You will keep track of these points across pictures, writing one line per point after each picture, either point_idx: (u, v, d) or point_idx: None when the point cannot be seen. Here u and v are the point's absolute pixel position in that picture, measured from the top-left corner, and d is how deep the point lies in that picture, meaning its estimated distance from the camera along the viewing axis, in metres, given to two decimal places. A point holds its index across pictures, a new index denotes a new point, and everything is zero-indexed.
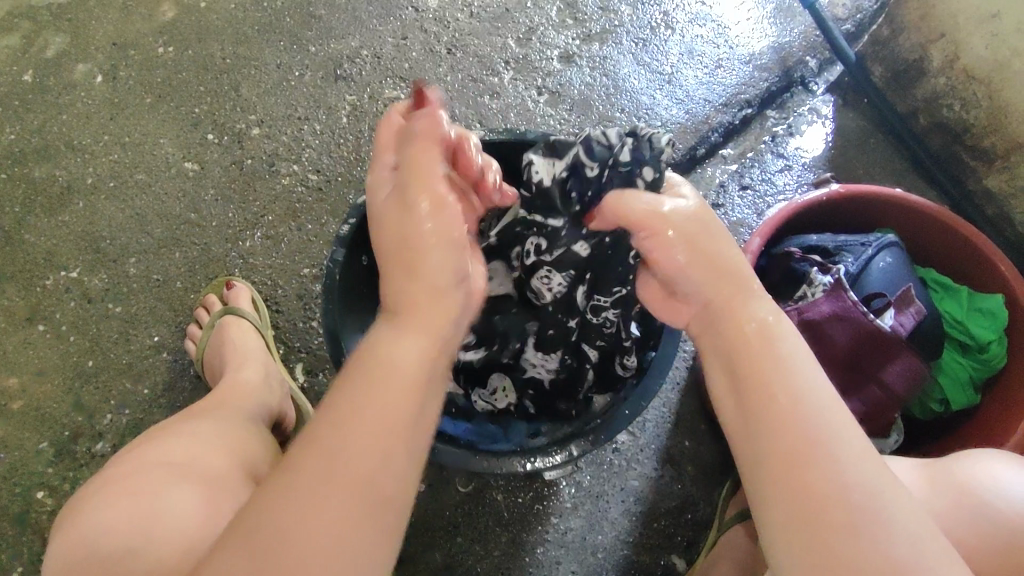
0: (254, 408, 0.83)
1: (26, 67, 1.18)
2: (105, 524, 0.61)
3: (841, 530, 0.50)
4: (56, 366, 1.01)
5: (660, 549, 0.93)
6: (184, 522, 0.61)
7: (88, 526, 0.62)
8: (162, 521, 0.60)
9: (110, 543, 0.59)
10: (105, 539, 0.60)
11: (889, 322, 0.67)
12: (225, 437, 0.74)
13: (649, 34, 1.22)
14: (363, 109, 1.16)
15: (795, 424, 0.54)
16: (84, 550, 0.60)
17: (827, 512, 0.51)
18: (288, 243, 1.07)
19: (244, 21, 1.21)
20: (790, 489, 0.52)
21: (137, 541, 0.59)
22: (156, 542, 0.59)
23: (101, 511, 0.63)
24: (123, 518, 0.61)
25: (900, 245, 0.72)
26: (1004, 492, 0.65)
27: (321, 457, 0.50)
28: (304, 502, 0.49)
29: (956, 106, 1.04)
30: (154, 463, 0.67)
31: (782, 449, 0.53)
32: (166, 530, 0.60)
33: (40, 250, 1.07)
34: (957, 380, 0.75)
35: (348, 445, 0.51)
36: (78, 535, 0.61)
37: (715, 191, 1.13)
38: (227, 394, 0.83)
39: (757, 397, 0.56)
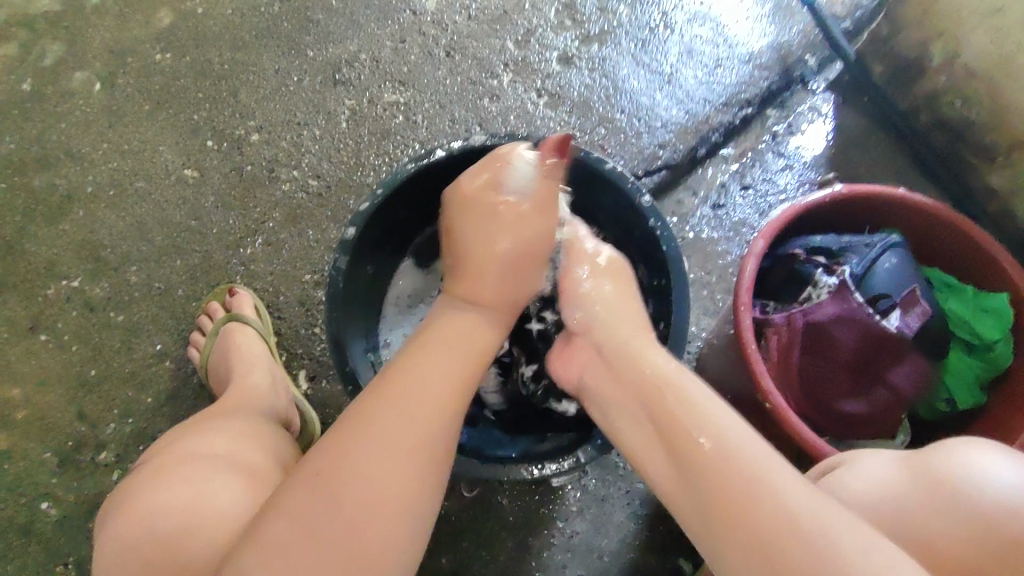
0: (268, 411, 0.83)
1: (23, 75, 1.18)
2: (163, 507, 0.60)
3: (777, 544, 0.50)
4: (58, 376, 1.00)
5: (666, 552, 0.93)
6: (239, 502, 0.60)
7: (150, 505, 0.61)
8: (212, 508, 0.59)
9: (168, 522, 0.59)
10: (165, 518, 0.59)
11: (892, 322, 0.65)
12: (259, 434, 0.75)
13: (648, 34, 1.21)
14: (362, 113, 1.15)
15: (729, 481, 0.54)
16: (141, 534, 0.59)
17: (770, 540, 0.50)
18: (289, 250, 1.07)
19: (242, 27, 1.21)
20: (740, 538, 0.52)
21: (184, 526, 0.58)
22: (214, 521, 0.58)
23: (159, 494, 0.62)
24: (174, 502, 0.60)
25: (903, 244, 0.71)
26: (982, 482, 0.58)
27: (352, 480, 0.53)
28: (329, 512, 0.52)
29: (958, 103, 1.03)
30: (199, 452, 0.67)
31: (712, 494, 0.54)
32: (224, 509, 0.59)
33: (42, 260, 1.06)
34: (964, 380, 0.75)
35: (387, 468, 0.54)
36: (138, 515, 0.60)
37: (716, 191, 1.13)
38: (236, 400, 0.82)
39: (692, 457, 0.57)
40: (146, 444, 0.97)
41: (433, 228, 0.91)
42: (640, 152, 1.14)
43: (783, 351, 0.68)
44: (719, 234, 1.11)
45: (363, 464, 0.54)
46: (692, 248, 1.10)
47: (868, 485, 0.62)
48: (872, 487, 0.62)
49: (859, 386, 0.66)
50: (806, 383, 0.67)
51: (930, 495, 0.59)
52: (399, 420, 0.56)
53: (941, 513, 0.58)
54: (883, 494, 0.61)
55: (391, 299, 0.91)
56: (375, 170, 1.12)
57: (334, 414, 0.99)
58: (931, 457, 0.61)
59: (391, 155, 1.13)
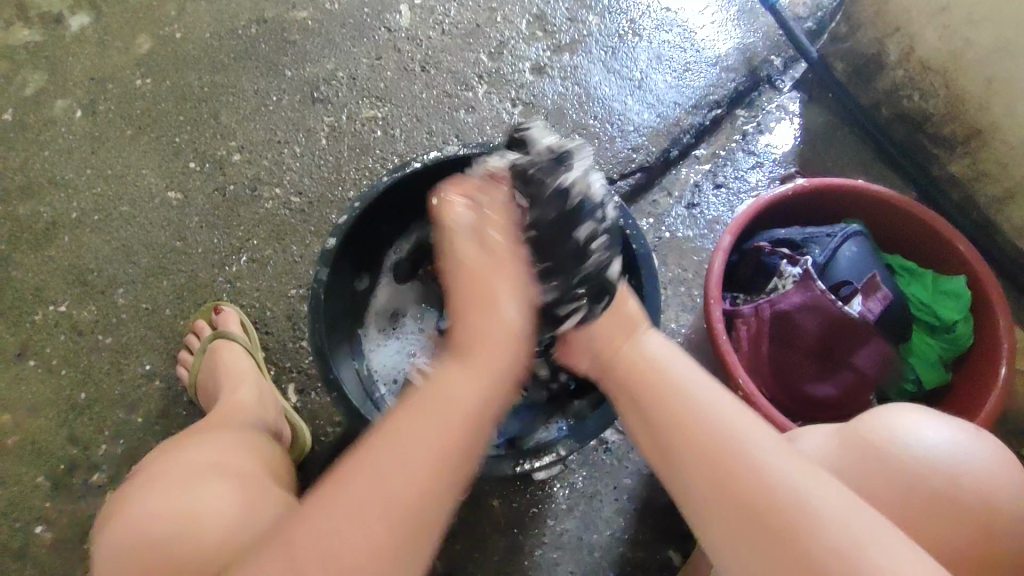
0: (257, 423, 0.85)
1: (5, 105, 1.19)
2: (155, 507, 0.61)
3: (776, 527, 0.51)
4: (49, 400, 1.02)
5: (654, 545, 0.94)
6: (220, 505, 0.61)
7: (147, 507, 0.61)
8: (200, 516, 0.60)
9: (158, 525, 0.60)
10: (156, 521, 0.60)
11: (856, 306, 0.69)
12: (246, 440, 0.77)
13: (617, 42, 1.24)
14: (342, 129, 1.18)
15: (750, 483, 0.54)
16: (136, 532, 0.60)
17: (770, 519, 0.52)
18: (274, 266, 1.09)
19: (219, 50, 1.23)
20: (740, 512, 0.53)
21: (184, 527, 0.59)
22: (197, 529, 0.59)
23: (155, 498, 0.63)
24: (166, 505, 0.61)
25: (865, 234, 0.75)
26: (925, 447, 0.61)
27: (374, 480, 0.52)
28: (345, 526, 0.50)
29: (916, 96, 1.07)
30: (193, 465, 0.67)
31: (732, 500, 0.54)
32: (208, 516, 0.60)
33: (29, 287, 1.08)
34: (926, 359, 0.75)
35: (395, 468, 0.53)
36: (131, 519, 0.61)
37: (690, 191, 1.16)
38: (222, 419, 0.84)
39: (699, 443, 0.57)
40: (138, 464, 0.99)
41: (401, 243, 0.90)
42: (615, 156, 1.17)
43: (752, 343, 0.72)
44: (695, 232, 1.14)
45: (386, 500, 0.52)
46: (669, 247, 1.13)
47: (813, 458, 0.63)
48: (816, 458, 0.63)
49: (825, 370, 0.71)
50: (778, 371, 0.72)
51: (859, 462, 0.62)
52: (413, 436, 0.55)
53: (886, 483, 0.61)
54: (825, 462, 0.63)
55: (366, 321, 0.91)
56: (356, 185, 1.14)
57: (324, 425, 1.01)
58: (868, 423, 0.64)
59: (371, 168, 1.15)
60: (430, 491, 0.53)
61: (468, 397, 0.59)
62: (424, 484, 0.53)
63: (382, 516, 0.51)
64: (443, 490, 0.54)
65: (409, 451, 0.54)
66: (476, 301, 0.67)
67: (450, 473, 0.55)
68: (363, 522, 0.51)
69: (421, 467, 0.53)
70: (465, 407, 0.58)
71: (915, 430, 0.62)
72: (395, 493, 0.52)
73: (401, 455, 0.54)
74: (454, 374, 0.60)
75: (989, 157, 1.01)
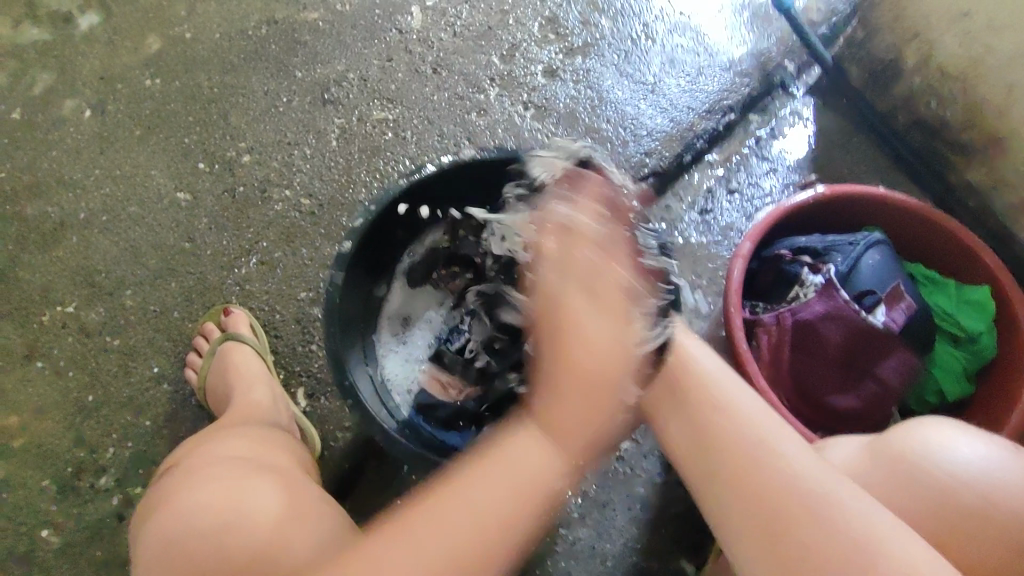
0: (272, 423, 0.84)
1: (14, 104, 1.19)
2: (200, 502, 0.60)
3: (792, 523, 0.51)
4: (55, 402, 1.02)
5: (667, 555, 0.93)
6: (266, 504, 0.61)
7: (191, 503, 0.60)
8: (251, 507, 0.60)
9: (207, 518, 0.58)
10: (202, 514, 0.59)
11: (879, 318, 0.69)
12: (275, 440, 0.77)
13: (630, 46, 1.23)
14: (352, 131, 1.17)
15: (764, 482, 0.54)
16: (182, 525, 0.59)
17: (789, 519, 0.51)
18: (284, 268, 1.08)
19: (229, 50, 1.22)
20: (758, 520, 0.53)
21: (231, 519, 0.58)
22: (245, 523, 0.58)
23: (200, 491, 0.62)
24: (216, 497, 0.60)
25: (887, 243, 0.74)
26: (951, 462, 0.60)
27: (428, 505, 0.52)
28: (409, 552, 0.50)
29: (934, 103, 1.06)
30: (231, 457, 0.67)
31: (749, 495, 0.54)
32: (256, 512, 0.59)
33: (36, 287, 1.07)
34: (952, 371, 0.74)
35: (448, 491, 0.53)
36: (179, 513, 0.60)
37: (703, 197, 1.15)
38: (238, 413, 0.84)
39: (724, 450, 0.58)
40: (146, 468, 0.98)
41: (416, 247, 0.89)
42: (627, 160, 1.16)
43: (773, 350, 0.71)
44: (709, 238, 1.13)
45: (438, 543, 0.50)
46: (682, 253, 1.12)
47: (836, 465, 0.64)
48: (838, 464, 0.64)
49: (848, 381, 0.71)
50: (799, 382, 0.71)
51: (887, 472, 0.62)
52: (468, 456, 0.55)
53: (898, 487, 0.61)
54: (847, 469, 0.63)
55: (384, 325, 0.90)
56: (367, 187, 1.13)
57: (333, 430, 1.00)
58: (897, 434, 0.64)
59: (382, 171, 1.14)
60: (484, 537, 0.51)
61: (536, 446, 0.53)
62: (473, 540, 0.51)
63: (439, 534, 0.50)
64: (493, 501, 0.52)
65: (465, 478, 0.53)
66: (578, 364, 0.52)
67: (509, 491, 0.53)
68: (424, 534, 0.50)
69: (470, 479, 0.53)
70: (536, 460, 0.53)
71: (948, 441, 0.62)
72: (436, 519, 0.51)
73: (452, 484, 0.53)
74: (534, 426, 0.54)
75: (1008, 164, 1.00)
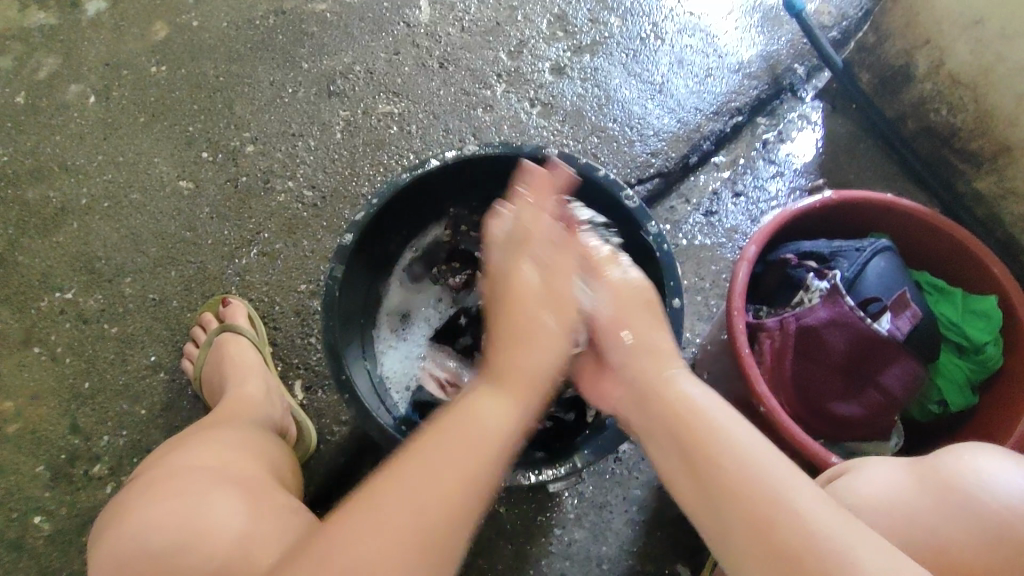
0: (261, 419, 0.84)
1: (18, 88, 1.18)
2: (160, 520, 0.59)
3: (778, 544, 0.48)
4: (52, 388, 1.01)
5: (663, 559, 0.92)
6: (226, 517, 0.60)
7: (146, 520, 0.60)
8: (208, 523, 0.59)
9: (162, 539, 0.58)
10: (157, 536, 0.58)
11: (885, 326, 0.68)
12: (248, 443, 0.75)
13: (639, 45, 1.22)
14: (357, 124, 1.16)
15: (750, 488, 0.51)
16: (140, 547, 0.58)
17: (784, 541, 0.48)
18: (284, 260, 1.07)
19: (235, 39, 1.22)
20: (757, 545, 0.49)
21: (185, 540, 0.58)
22: (203, 542, 0.58)
23: (154, 508, 0.61)
24: (170, 514, 0.60)
25: (894, 249, 0.74)
26: (989, 484, 0.58)
27: (378, 511, 0.51)
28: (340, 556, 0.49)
29: (944, 110, 1.05)
30: (192, 465, 0.67)
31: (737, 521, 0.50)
32: (214, 532, 0.58)
33: (36, 272, 1.07)
34: (955, 381, 0.73)
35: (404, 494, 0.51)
36: (135, 531, 0.59)
37: (708, 199, 1.14)
38: (231, 408, 0.84)
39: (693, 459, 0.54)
40: (139, 457, 0.98)
41: (417, 241, 0.90)
42: (632, 160, 1.15)
43: (776, 356, 0.70)
44: (713, 241, 1.12)
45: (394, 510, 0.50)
46: (685, 255, 1.11)
47: (876, 490, 0.61)
48: (878, 492, 0.61)
49: (851, 389, 0.70)
50: (801, 385, 0.71)
51: (936, 498, 0.59)
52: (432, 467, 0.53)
53: (946, 514, 0.58)
54: (888, 498, 0.61)
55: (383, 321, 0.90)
56: (370, 180, 1.12)
57: (329, 423, 0.99)
58: (938, 461, 0.62)
59: (386, 164, 1.14)
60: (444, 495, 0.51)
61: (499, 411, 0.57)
62: (442, 495, 0.51)
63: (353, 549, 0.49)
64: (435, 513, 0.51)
65: (417, 481, 0.52)
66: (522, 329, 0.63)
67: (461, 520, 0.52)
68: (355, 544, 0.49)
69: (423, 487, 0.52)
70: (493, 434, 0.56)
71: (987, 467, 0.59)
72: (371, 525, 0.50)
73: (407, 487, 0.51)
74: (482, 398, 0.58)
75: (1017, 174, 0.98)
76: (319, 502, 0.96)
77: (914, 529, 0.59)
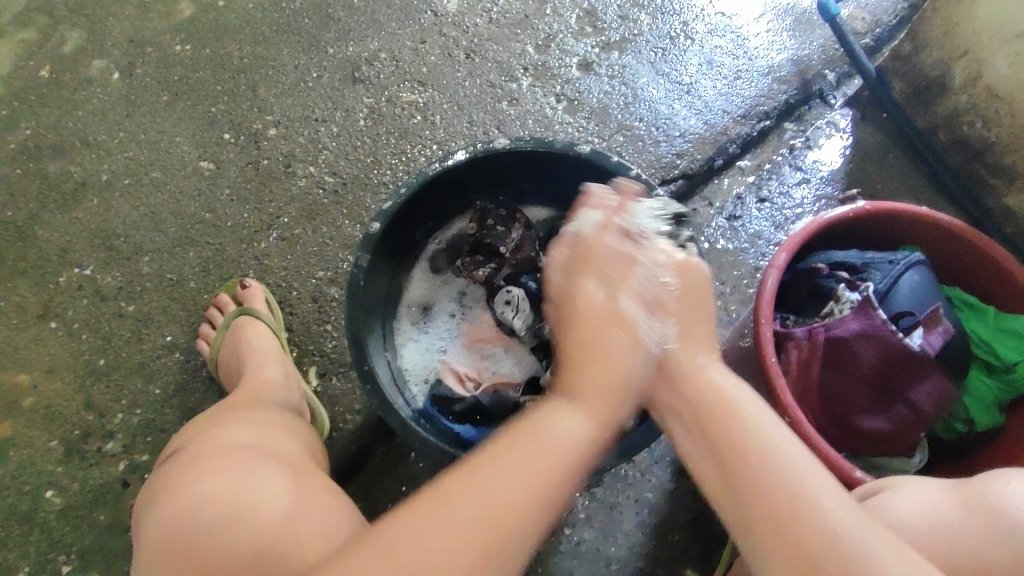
0: (285, 402, 0.84)
1: (42, 62, 1.18)
2: (205, 493, 0.59)
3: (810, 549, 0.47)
4: (68, 364, 1.01)
5: (672, 563, 0.92)
6: (272, 498, 0.60)
7: (191, 494, 0.59)
8: (255, 499, 0.59)
9: (212, 512, 0.57)
10: (207, 509, 0.58)
11: (916, 341, 0.68)
12: (283, 423, 0.76)
13: (668, 44, 1.21)
14: (380, 112, 1.15)
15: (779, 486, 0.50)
16: (184, 518, 0.58)
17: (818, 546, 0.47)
18: (303, 245, 1.07)
19: (261, 21, 1.21)
20: (788, 543, 0.48)
21: (234, 513, 0.58)
22: (254, 517, 0.57)
23: (198, 482, 0.60)
24: (218, 486, 0.59)
25: (927, 264, 0.73)
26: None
27: (436, 514, 0.50)
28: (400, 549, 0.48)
29: (978, 123, 1.03)
30: (235, 443, 0.67)
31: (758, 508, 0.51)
32: (263, 506, 0.59)
33: (55, 247, 1.07)
34: (982, 400, 0.72)
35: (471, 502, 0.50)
36: (179, 503, 0.59)
37: (732, 203, 1.13)
38: (252, 390, 0.84)
39: (723, 449, 0.55)
40: (152, 436, 0.98)
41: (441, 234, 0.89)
42: (656, 160, 1.14)
43: (803, 365, 0.69)
44: (735, 245, 1.10)
45: (460, 519, 0.49)
46: (707, 258, 1.10)
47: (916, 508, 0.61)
48: (916, 510, 0.60)
49: (879, 402, 0.69)
50: (828, 395, 0.70)
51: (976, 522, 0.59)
52: (494, 479, 0.51)
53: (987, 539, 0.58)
54: (927, 518, 0.60)
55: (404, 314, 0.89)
56: (392, 169, 1.11)
57: (343, 412, 0.99)
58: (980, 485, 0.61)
59: (409, 154, 1.13)
60: (517, 510, 0.50)
61: (580, 433, 0.56)
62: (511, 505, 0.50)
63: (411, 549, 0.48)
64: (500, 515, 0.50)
65: (488, 487, 0.51)
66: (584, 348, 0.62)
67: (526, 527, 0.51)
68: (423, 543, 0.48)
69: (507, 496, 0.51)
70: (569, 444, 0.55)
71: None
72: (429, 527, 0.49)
73: (471, 490, 0.51)
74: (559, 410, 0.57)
75: None
76: None
77: (949, 547, 0.58)
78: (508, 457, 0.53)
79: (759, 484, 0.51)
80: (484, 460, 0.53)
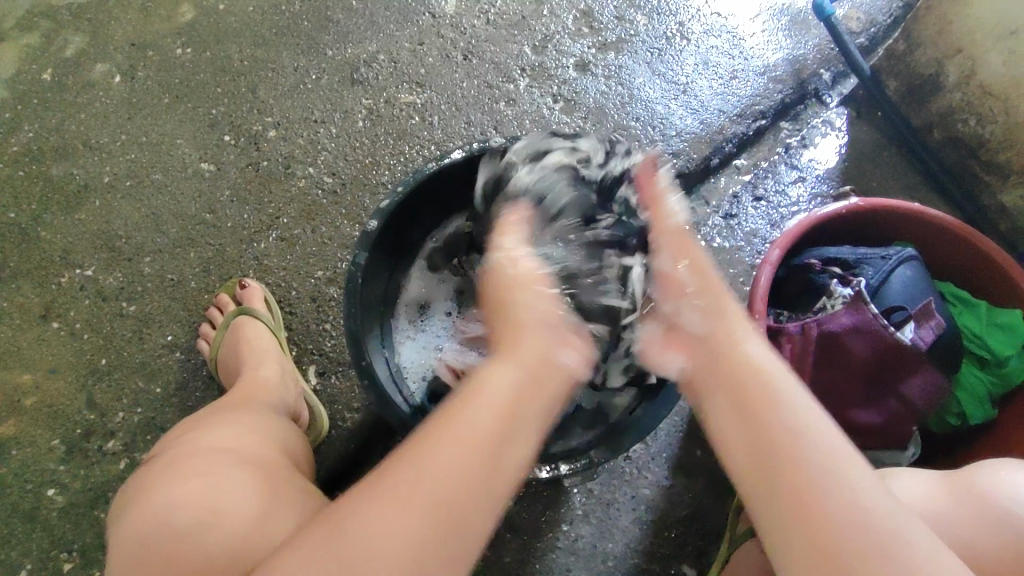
0: (277, 403, 0.85)
1: (44, 65, 1.19)
2: (177, 499, 0.60)
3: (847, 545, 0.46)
4: (70, 364, 1.02)
5: (669, 559, 0.92)
6: (243, 502, 0.61)
7: (162, 500, 0.60)
8: (226, 503, 0.60)
9: (181, 519, 0.59)
10: (178, 516, 0.59)
11: (906, 335, 0.69)
12: (263, 425, 0.76)
13: (664, 44, 1.22)
14: (379, 113, 1.16)
15: (817, 470, 0.49)
16: (156, 524, 0.59)
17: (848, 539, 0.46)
18: (303, 245, 1.08)
19: (261, 24, 1.22)
20: (812, 528, 0.47)
21: (205, 519, 0.59)
22: (222, 524, 0.58)
23: (170, 488, 0.62)
24: (189, 492, 0.61)
25: (919, 260, 0.74)
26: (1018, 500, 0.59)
27: (402, 496, 0.50)
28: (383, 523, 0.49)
29: (972, 121, 1.05)
30: (210, 446, 0.67)
31: (795, 490, 0.49)
32: (231, 512, 0.59)
33: (57, 248, 1.08)
34: (975, 393, 0.73)
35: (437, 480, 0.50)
36: (151, 510, 0.60)
37: (728, 202, 1.13)
38: (245, 391, 0.84)
39: (757, 429, 0.53)
40: (152, 435, 0.98)
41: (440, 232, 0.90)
42: None
43: (795, 359, 0.70)
44: (731, 244, 1.11)
45: (424, 497, 0.50)
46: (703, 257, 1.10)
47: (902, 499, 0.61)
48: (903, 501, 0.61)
49: (869, 395, 0.70)
50: (821, 389, 0.71)
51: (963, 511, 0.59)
52: (452, 466, 0.51)
53: (973, 527, 0.58)
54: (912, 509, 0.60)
55: (402, 312, 0.90)
56: (390, 169, 1.12)
57: (342, 410, 0.99)
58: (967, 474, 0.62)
59: (407, 155, 1.14)
60: (466, 489, 0.51)
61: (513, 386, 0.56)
62: (473, 484, 0.51)
63: (383, 535, 0.48)
64: (467, 497, 0.51)
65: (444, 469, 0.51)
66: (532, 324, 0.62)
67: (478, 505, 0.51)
68: (397, 527, 0.49)
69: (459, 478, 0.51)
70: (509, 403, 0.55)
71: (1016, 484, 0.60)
72: (399, 515, 0.49)
73: (433, 476, 0.51)
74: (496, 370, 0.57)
75: None
76: (329, 487, 0.97)
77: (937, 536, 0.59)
78: (455, 434, 0.53)
79: (793, 471, 0.50)
80: (437, 439, 0.52)
